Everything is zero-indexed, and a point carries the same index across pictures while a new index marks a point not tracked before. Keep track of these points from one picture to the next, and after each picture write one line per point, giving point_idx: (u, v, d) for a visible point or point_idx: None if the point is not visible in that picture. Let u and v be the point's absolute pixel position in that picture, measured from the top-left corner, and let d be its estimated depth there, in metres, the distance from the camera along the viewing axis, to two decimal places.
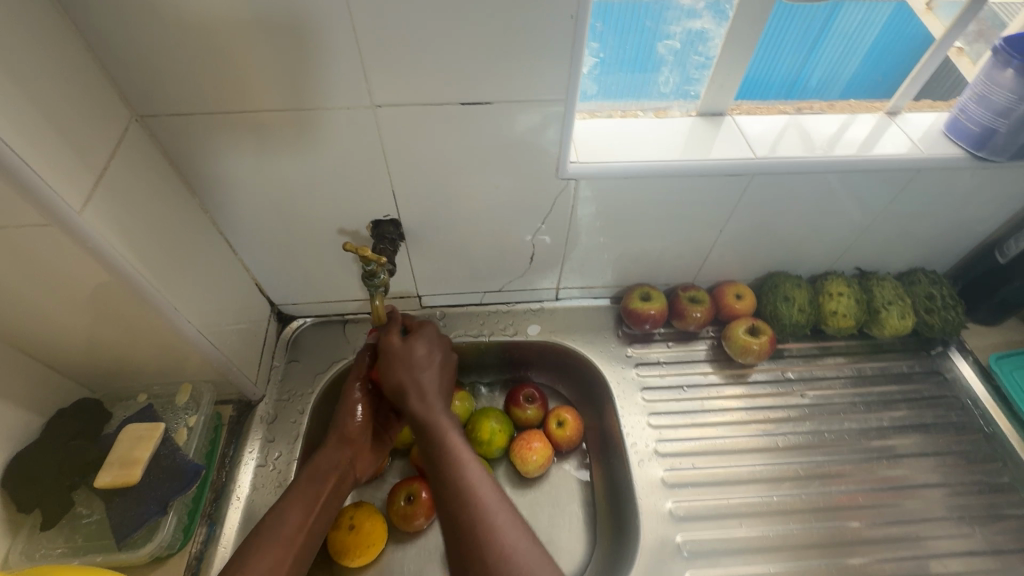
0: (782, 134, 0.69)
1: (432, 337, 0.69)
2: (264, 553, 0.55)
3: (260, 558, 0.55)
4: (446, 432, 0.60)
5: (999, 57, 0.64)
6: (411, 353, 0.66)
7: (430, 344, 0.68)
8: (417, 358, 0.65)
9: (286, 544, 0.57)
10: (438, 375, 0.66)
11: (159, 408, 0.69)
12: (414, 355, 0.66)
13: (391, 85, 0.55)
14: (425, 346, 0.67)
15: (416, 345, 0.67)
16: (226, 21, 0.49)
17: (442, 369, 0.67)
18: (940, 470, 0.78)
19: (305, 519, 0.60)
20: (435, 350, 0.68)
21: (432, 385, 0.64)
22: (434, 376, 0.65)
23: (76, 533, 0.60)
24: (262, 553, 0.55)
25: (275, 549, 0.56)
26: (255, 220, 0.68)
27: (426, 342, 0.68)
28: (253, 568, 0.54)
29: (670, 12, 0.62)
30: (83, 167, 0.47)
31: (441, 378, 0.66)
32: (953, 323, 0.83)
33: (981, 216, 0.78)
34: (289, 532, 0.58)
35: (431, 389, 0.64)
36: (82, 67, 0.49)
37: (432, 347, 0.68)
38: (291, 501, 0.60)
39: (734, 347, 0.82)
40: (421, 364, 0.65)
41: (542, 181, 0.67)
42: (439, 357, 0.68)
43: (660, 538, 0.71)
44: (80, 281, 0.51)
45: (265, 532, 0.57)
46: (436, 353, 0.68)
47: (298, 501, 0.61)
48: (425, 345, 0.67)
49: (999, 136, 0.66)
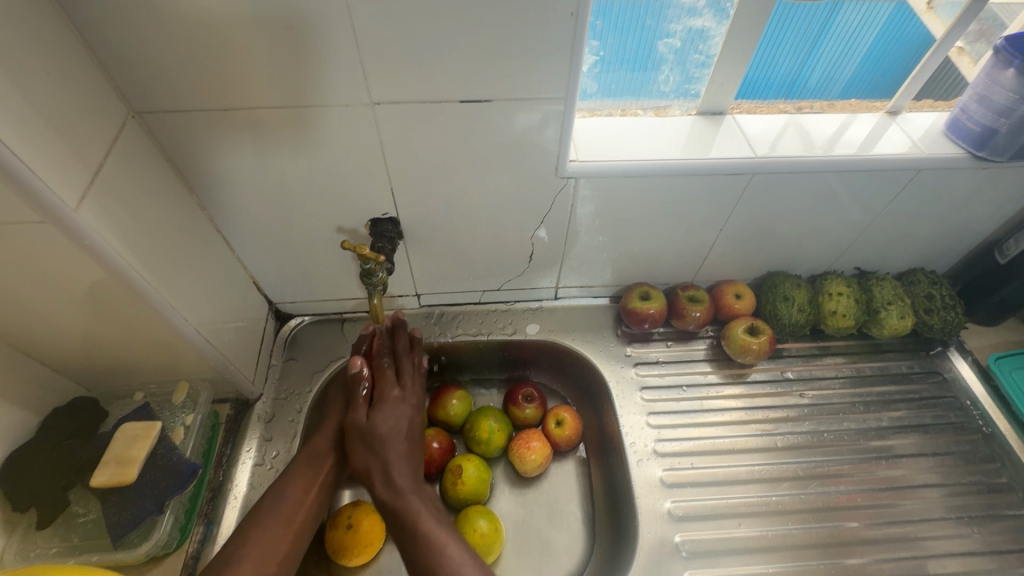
0: (782, 133, 0.69)
1: (399, 396, 0.66)
2: (261, 529, 0.58)
3: (256, 538, 0.57)
4: (417, 514, 0.59)
5: (999, 57, 0.64)
6: (373, 432, 0.63)
7: (396, 408, 0.65)
8: (382, 434, 0.63)
9: (285, 522, 0.59)
10: (406, 445, 0.63)
11: (156, 407, 0.68)
12: (379, 429, 0.63)
13: (390, 82, 0.55)
14: (391, 418, 0.64)
15: (382, 419, 0.63)
16: (224, 17, 0.48)
17: (409, 435, 0.64)
18: (939, 471, 0.78)
19: (304, 498, 0.61)
20: (403, 411, 0.65)
21: (399, 459, 0.62)
22: (401, 447, 0.63)
23: (71, 532, 0.60)
24: (261, 531, 0.58)
25: (274, 527, 0.58)
26: (253, 218, 0.68)
27: (392, 411, 0.64)
28: (252, 546, 0.56)
29: (670, 11, 0.62)
30: (79, 164, 0.47)
31: (410, 445, 0.64)
32: (954, 323, 0.83)
33: (981, 216, 0.78)
34: (288, 509, 0.60)
35: (396, 468, 0.62)
36: (77, 63, 0.48)
37: (398, 414, 0.64)
38: (292, 479, 0.62)
39: (733, 347, 0.82)
40: (387, 439, 0.63)
41: (542, 180, 0.66)
42: (406, 423, 0.65)
43: (659, 538, 0.71)
44: (76, 279, 0.51)
45: (260, 512, 0.59)
46: (404, 418, 0.64)
47: (299, 480, 0.62)
48: (390, 417, 0.64)
49: (1000, 136, 0.65)
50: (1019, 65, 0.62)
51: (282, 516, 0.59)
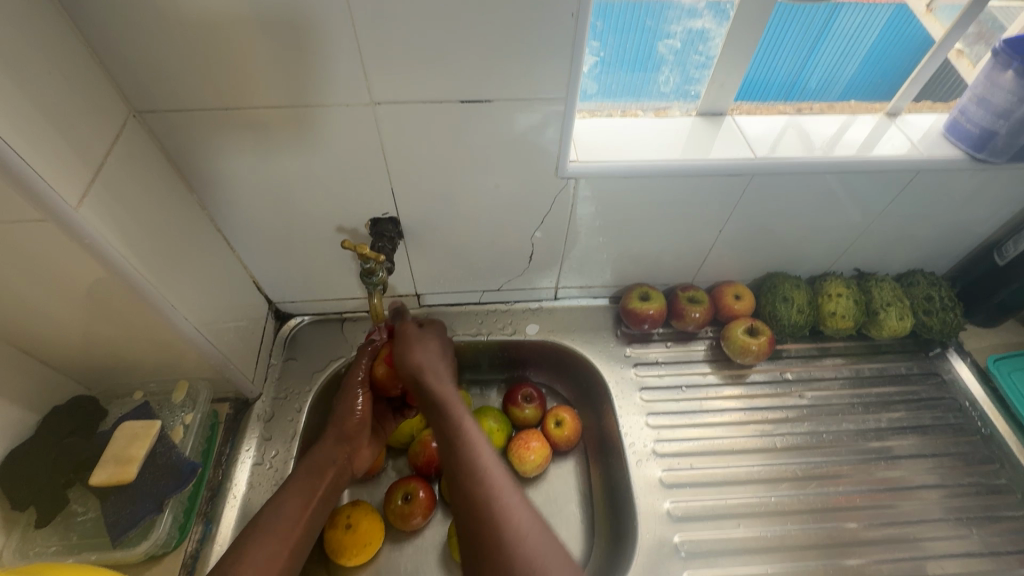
0: (782, 135, 0.69)
1: (439, 331, 0.71)
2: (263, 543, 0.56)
3: (257, 551, 0.56)
4: (460, 412, 0.61)
5: (999, 59, 0.64)
6: (422, 341, 0.67)
7: (438, 337, 0.70)
8: (431, 345, 0.67)
9: (285, 535, 0.58)
10: (448, 365, 0.67)
11: (155, 406, 0.68)
12: (426, 343, 0.67)
13: (390, 82, 0.55)
14: (436, 338, 0.69)
15: (428, 335, 0.68)
16: (225, 16, 0.48)
17: (449, 359, 0.69)
18: (938, 472, 0.78)
19: (302, 514, 0.61)
20: (444, 340, 0.70)
21: (443, 370, 0.65)
22: (444, 363, 0.67)
23: (70, 531, 0.60)
24: (260, 545, 0.56)
25: (274, 542, 0.57)
26: (253, 217, 0.68)
27: (436, 337, 0.69)
28: (251, 557, 0.55)
29: (670, 12, 0.62)
30: (80, 163, 0.47)
31: (450, 366, 0.68)
32: (953, 324, 0.83)
33: (980, 218, 0.78)
34: (286, 524, 0.59)
35: (443, 372, 0.65)
36: (78, 61, 0.49)
37: (441, 340, 0.69)
38: (290, 495, 0.61)
39: (733, 348, 0.82)
40: (433, 350, 0.67)
41: (542, 181, 0.67)
42: (448, 349, 0.69)
43: (658, 538, 0.71)
44: (76, 278, 0.51)
45: (260, 526, 0.58)
46: (445, 345, 0.69)
47: (296, 495, 0.62)
48: (435, 338, 0.69)
49: (999, 138, 0.66)
50: (1018, 67, 0.62)
51: (280, 530, 0.58)
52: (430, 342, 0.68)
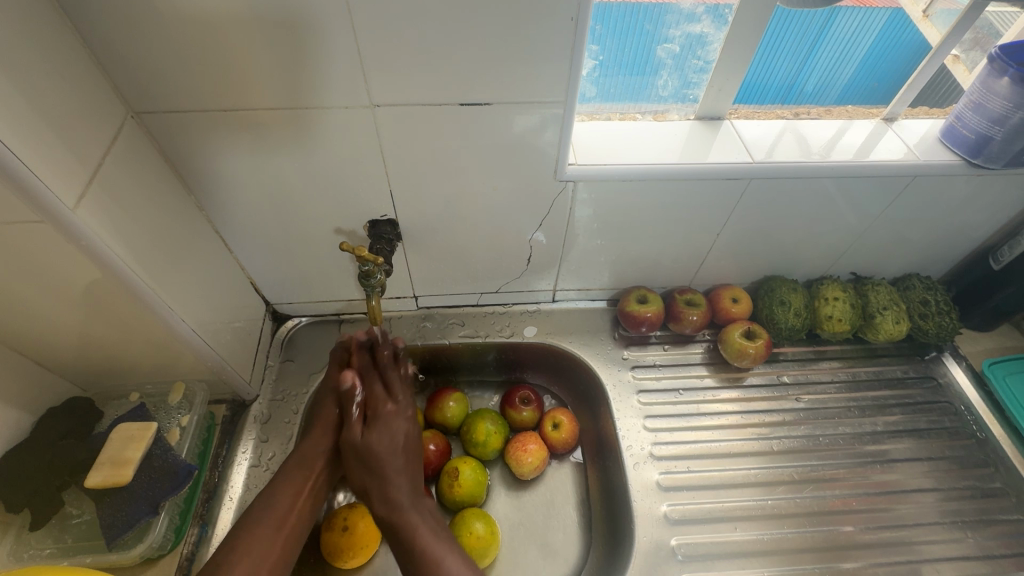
0: (779, 139, 0.70)
1: (394, 410, 0.66)
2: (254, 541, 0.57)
3: (249, 547, 0.56)
4: (417, 530, 0.59)
5: (995, 65, 0.64)
6: (371, 452, 0.62)
7: (391, 416, 0.65)
8: (380, 453, 0.62)
9: (273, 537, 0.58)
10: (405, 464, 0.64)
11: (151, 407, 0.68)
12: (376, 444, 0.63)
13: (390, 85, 0.55)
14: (387, 434, 0.64)
15: (377, 437, 0.63)
16: (224, 17, 0.48)
17: (405, 451, 0.64)
18: (933, 475, 0.78)
19: (292, 509, 0.61)
20: (401, 423, 0.65)
21: (397, 472, 0.62)
22: (397, 462, 0.63)
23: (65, 533, 0.60)
24: (250, 543, 0.56)
25: (265, 535, 0.58)
26: (251, 219, 0.68)
27: (387, 428, 0.64)
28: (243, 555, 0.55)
29: (670, 16, 0.62)
30: (77, 164, 0.47)
31: (406, 461, 0.64)
32: (948, 328, 0.83)
33: (975, 223, 0.78)
34: (276, 516, 0.59)
35: (395, 477, 0.62)
36: (76, 61, 0.48)
37: (392, 434, 0.64)
38: (282, 489, 0.62)
39: (730, 351, 0.82)
40: (385, 449, 0.63)
41: (540, 183, 0.67)
42: (402, 438, 0.65)
43: (655, 541, 0.71)
44: (72, 278, 0.50)
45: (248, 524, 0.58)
46: (400, 433, 0.65)
47: (286, 491, 0.61)
48: (385, 434, 0.64)
49: (994, 144, 0.66)
50: (1013, 74, 0.62)
51: (271, 523, 0.59)
52: (381, 443, 0.63)
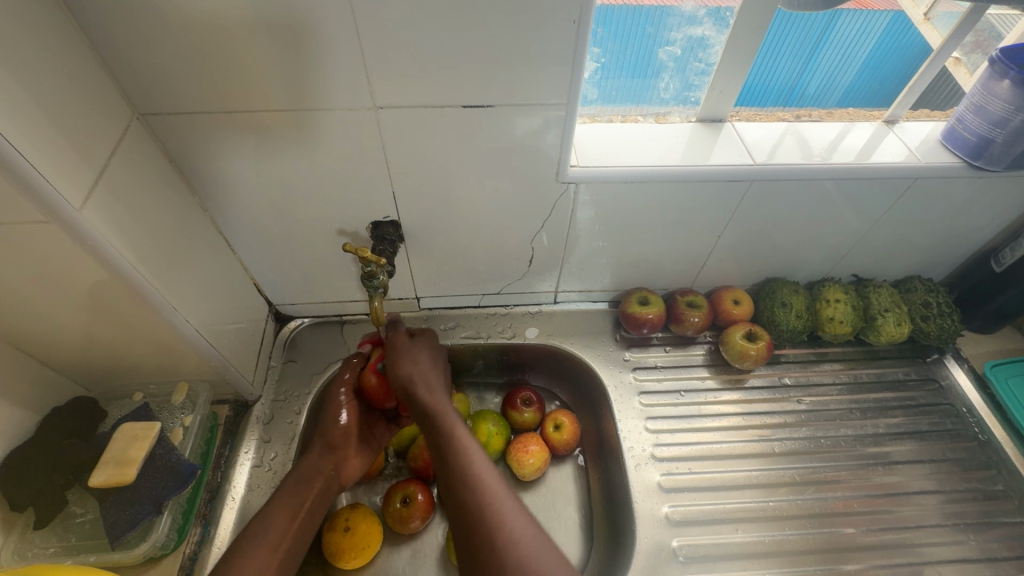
0: (781, 141, 0.70)
1: (430, 336, 0.71)
2: (252, 556, 0.55)
3: (250, 560, 0.54)
4: (453, 418, 0.60)
5: (996, 68, 0.64)
6: (412, 352, 0.67)
7: (428, 339, 0.70)
8: (422, 358, 0.67)
9: (272, 550, 0.56)
10: (441, 377, 0.67)
11: (155, 407, 0.68)
12: (417, 350, 0.67)
13: (392, 87, 0.55)
14: (426, 347, 0.68)
15: (418, 346, 0.68)
16: (228, 19, 0.49)
17: (441, 368, 0.68)
18: (935, 478, 0.78)
19: (289, 526, 0.59)
20: (437, 346, 0.70)
21: (435, 382, 0.65)
22: (435, 371, 0.67)
23: (69, 532, 0.60)
24: (250, 561, 0.54)
25: (264, 554, 0.56)
26: (255, 220, 0.68)
27: (427, 343, 0.69)
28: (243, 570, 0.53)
29: (671, 19, 0.62)
30: (83, 164, 0.47)
31: (442, 376, 0.67)
32: (950, 330, 0.83)
33: (977, 225, 0.79)
34: (274, 538, 0.57)
35: (436, 385, 0.65)
36: (82, 63, 0.49)
37: (432, 349, 0.69)
38: (278, 507, 0.60)
39: (732, 352, 0.82)
40: (426, 356, 0.67)
41: (542, 185, 0.67)
42: (438, 358, 0.69)
43: (656, 542, 0.71)
44: (78, 278, 0.51)
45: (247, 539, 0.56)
46: (436, 352, 0.69)
47: (282, 509, 0.60)
48: (425, 346, 0.69)
49: (995, 146, 0.66)
50: (1014, 77, 0.62)
51: (267, 545, 0.56)
52: (422, 354, 0.67)
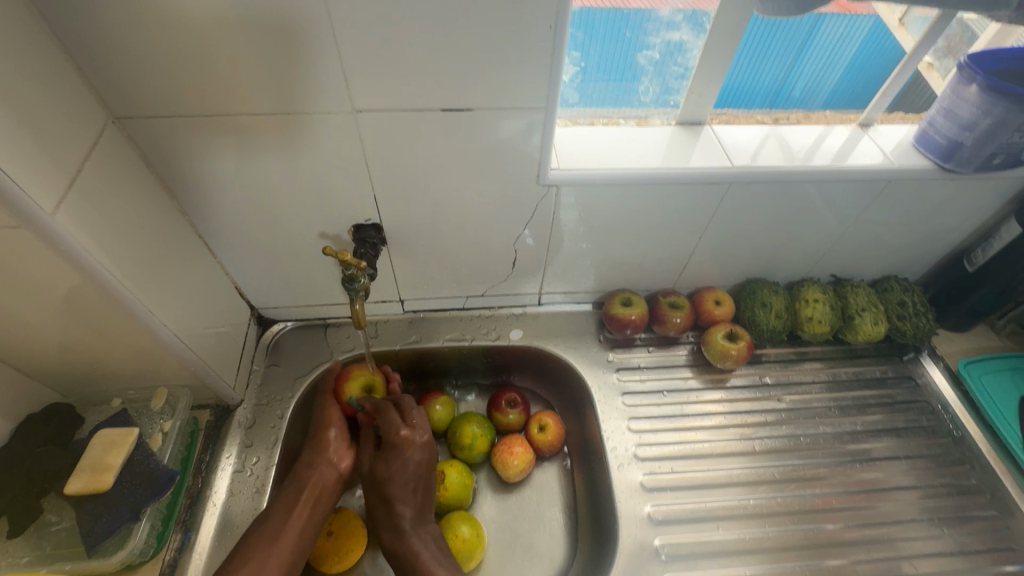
0: (761, 144, 0.71)
1: (409, 437, 0.67)
2: (254, 557, 0.58)
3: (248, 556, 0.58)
4: (419, 555, 0.62)
5: (964, 73, 0.65)
6: (383, 477, 0.66)
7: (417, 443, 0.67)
8: (387, 478, 0.66)
9: (270, 542, 0.60)
10: (412, 489, 0.66)
11: (133, 413, 0.67)
12: (385, 474, 0.66)
13: (371, 90, 0.55)
14: (399, 464, 0.66)
15: (389, 466, 0.66)
16: (206, 24, 0.49)
17: (420, 477, 0.66)
18: (912, 474, 0.79)
19: (287, 521, 0.62)
20: (408, 457, 0.66)
21: (404, 494, 0.65)
22: (407, 491, 0.66)
23: (43, 541, 0.59)
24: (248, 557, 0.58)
25: (261, 549, 0.59)
26: (236, 223, 0.68)
27: (398, 457, 0.66)
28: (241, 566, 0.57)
29: (649, 24, 0.63)
30: (55, 168, 0.46)
31: (418, 487, 0.66)
32: (925, 329, 0.84)
33: (950, 226, 0.80)
34: (271, 533, 0.61)
35: (404, 503, 0.65)
36: (55, 66, 0.48)
37: (405, 463, 0.66)
38: (274, 509, 0.63)
39: (713, 352, 0.83)
40: (395, 482, 0.66)
41: (524, 187, 0.67)
42: (415, 468, 0.66)
43: (639, 541, 0.72)
44: (53, 285, 0.50)
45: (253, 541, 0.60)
46: (412, 461, 0.66)
47: (280, 506, 0.63)
48: (394, 462, 0.66)
49: (965, 149, 0.68)
50: (981, 81, 0.64)
51: (266, 540, 0.60)
52: (393, 467, 0.66)
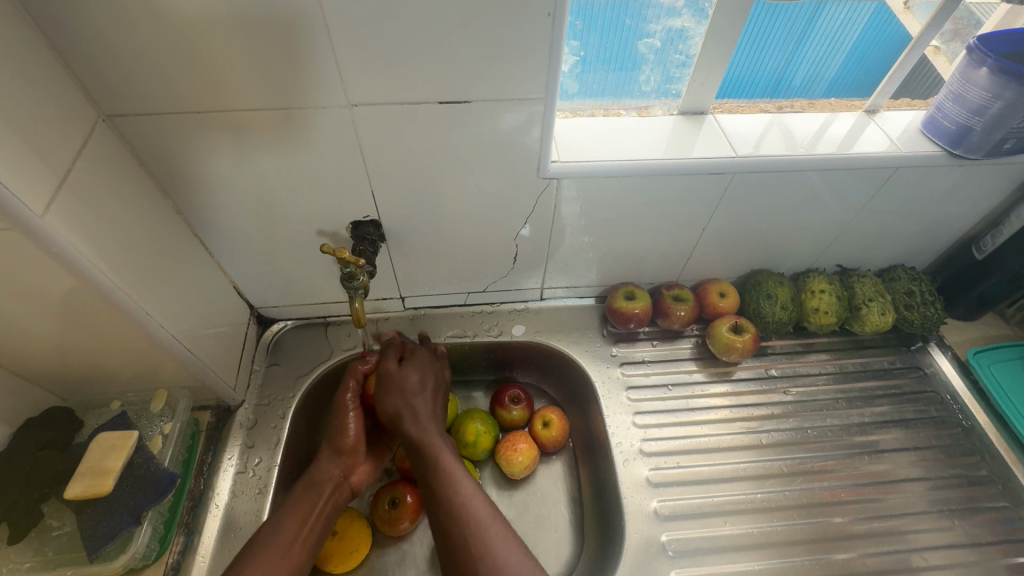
0: (765, 133, 0.70)
1: (423, 356, 0.70)
2: (264, 566, 0.56)
3: (263, 558, 0.56)
4: (442, 453, 0.61)
5: (974, 56, 0.64)
6: (401, 379, 0.66)
7: (423, 366, 0.69)
8: (410, 383, 0.66)
9: (286, 550, 0.58)
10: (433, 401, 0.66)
11: (133, 415, 0.67)
12: (405, 381, 0.66)
13: (367, 84, 0.54)
14: (419, 371, 0.68)
15: (410, 371, 0.67)
16: (196, 19, 0.48)
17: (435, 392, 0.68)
18: (921, 465, 0.79)
19: (301, 528, 0.60)
20: (425, 370, 0.69)
21: (425, 404, 0.65)
22: (429, 399, 0.66)
23: (45, 546, 0.59)
24: (262, 558, 0.56)
25: (275, 556, 0.57)
26: (233, 224, 0.67)
27: (418, 366, 0.68)
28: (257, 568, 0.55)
29: (650, 11, 0.61)
30: (44, 167, 0.45)
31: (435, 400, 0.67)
32: (933, 318, 0.83)
33: (958, 213, 0.79)
34: (286, 539, 0.58)
35: (425, 413, 0.64)
36: (42, 63, 0.47)
37: (423, 371, 0.68)
38: (287, 514, 0.61)
39: (718, 345, 0.82)
40: (416, 389, 0.66)
41: (524, 181, 0.66)
42: (432, 379, 0.68)
43: (645, 537, 0.71)
44: (47, 289, 0.49)
45: (269, 540, 0.58)
46: (430, 373, 0.69)
47: (293, 515, 0.61)
48: (415, 370, 0.68)
49: (975, 134, 0.66)
50: (992, 64, 0.62)
51: (281, 544, 0.58)
52: (412, 377, 0.67)
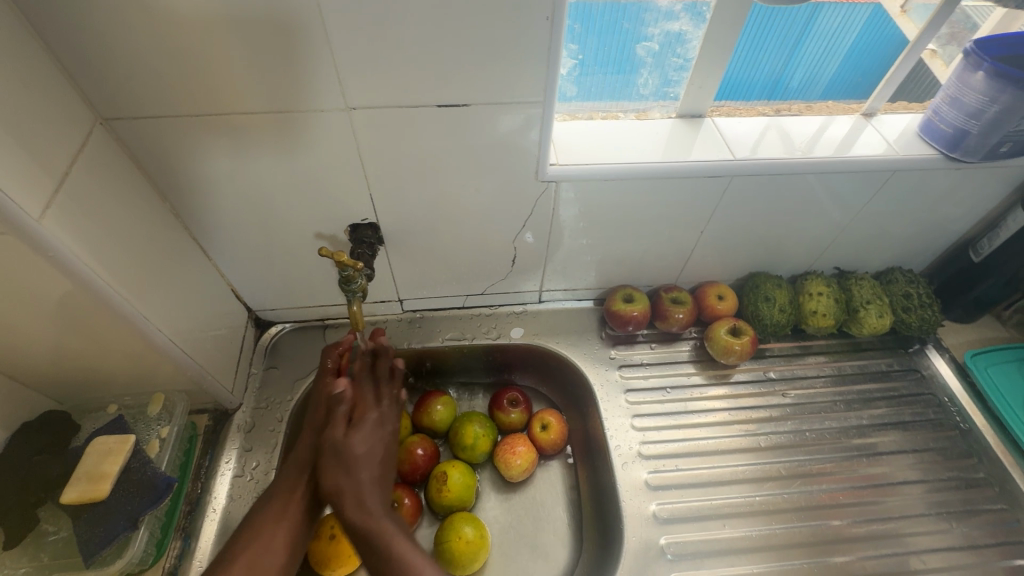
0: (763, 135, 0.70)
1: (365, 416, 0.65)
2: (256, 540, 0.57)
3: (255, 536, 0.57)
4: (381, 521, 0.57)
5: (970, 60, 0.64)
6: (348, 448, 0.61)
7: (365, 432, 0.63)
8: (358, 454, 0.61)
9: (276, 523, 0.58)
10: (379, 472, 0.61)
11: (129, 419, 0.67)
12: (351, 446, 0.61)
13: (365, 87, 0.54)
14: (367, 439, 0.63)
15: (359, 437, 0.62)
16: (193, 22, 0.47)
17: (381, 459, 0.63)
18: (919, 468, 0.79)
19: (292, 499, 0.61)
20: (371, 432, 0.63)
21: (366, 472, 0.60)
22: (374, 469, 0.61)
23: (41, 551, 0.58)
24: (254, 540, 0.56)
25: (267, 530, 0.58)
26: (231, 227, 0.67)
27: (367, 431, 0.63)
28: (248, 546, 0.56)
29: (648, 14, 0.62)
30: (41, 171, 0.45)
31: (382, 469, 0.62)
32: (931, 321, 0.84)
33: (956, 216, 0.79)
34: (275, 512, 0.59)
35: (369, 484, 0.59)
36: (39, 67, 0.47)
37: (372, 433, 0.63)
38: (277, 489, 0.61)
39: (716, 348, 0.82)
40: (359, 452, 0.61)
41: (522, 184, 0.66)
42: (378, 446, 0.63)
43: (644, 541, 0.71)
44: (43, 293, 0.49)
45: (258, 521, 0.58)
46: (375, 440, 0.63)
47: (282, 488, 0.61)
48: (366, 436, 0.63)
49: (971, 138, 0.66)
50: (988, 68, 0.62)
51: (271, 518, 0.59)
52: (358, 446, 0.61)
